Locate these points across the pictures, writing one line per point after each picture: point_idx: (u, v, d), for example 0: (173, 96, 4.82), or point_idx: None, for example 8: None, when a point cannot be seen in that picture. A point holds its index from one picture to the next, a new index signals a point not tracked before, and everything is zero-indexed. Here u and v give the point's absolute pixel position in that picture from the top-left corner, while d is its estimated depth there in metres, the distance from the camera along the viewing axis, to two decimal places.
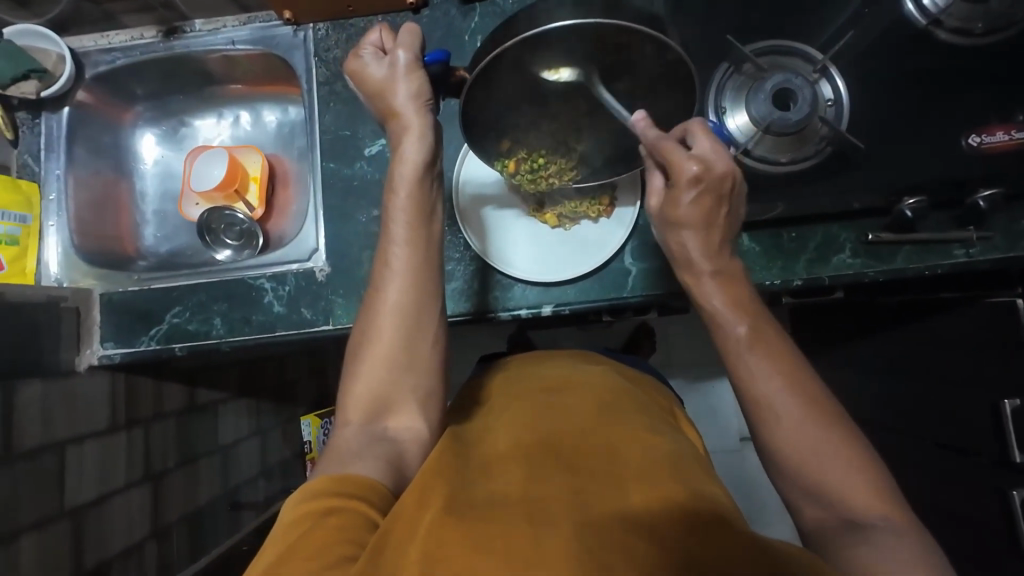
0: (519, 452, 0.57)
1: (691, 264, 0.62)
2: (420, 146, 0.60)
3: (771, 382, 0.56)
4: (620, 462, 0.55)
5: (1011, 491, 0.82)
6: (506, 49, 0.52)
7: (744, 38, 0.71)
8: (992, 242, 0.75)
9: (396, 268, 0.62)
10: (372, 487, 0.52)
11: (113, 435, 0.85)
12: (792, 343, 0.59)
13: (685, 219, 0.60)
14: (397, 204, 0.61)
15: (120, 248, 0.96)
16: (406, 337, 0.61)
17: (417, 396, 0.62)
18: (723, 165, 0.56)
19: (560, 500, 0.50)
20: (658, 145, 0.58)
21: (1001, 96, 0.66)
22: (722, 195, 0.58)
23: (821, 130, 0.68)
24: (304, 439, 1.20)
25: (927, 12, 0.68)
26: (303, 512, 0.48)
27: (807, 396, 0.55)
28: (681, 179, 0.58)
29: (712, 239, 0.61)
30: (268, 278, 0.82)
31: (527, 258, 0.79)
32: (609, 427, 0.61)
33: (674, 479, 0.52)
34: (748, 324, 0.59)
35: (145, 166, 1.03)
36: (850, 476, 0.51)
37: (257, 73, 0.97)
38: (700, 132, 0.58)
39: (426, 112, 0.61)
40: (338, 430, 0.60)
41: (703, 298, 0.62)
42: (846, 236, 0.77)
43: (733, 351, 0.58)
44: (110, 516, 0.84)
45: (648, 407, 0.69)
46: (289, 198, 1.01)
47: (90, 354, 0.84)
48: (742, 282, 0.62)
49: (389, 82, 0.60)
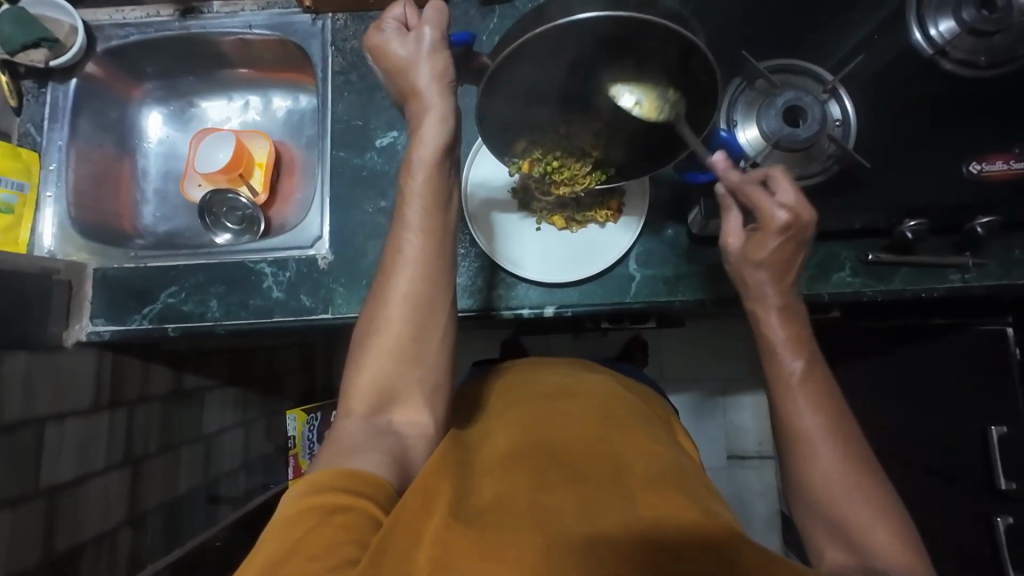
0: (525, 457, 0.57)
1: (761, 296, 0.63)
2: (439, 131, 0.60)
3: (815, 418, 0.59)
4: (626, 469, 0.56)
5: (996, 517, 0.84)
6: (535, 35, 0.50)
7: (759, 56, 0.74)
8: (987, 269, 0.77)
9: (407, 256, 0.61)
10: (376, 483, 0.51)
11: (97, 414, 0.83)
12: (836, 380, 0.62)
13: (767, 259, 0.61)
14: (414, 188, 0.61)
15: (118, 225, 0.94)
16: (415, 328, 0.61)
17: (424, 389, 0.61)
18: (809, 216, 0.59)
19: (567, 508, 0.50)
20: (742, 188, 0.61)
21: (1000, 127, 0.69)
22: (802, 242, 0.61)
23: (828, 148, 0.69)
24: (289, 434, 1.17)
25: (933, 43, 0.70)
26: (306, 507, 0.47)
27: (842, 432, 0.58)
28: (769, 225, 0.60)
29: (785, 278, 0.63)
30: (270, 262, 0.81)
31: (533, 257, 0.79)
32: (615, 435, 0.61)
33: (683, 491, 0.53)
34: (804, 358, 0.62)
35: (149, 144, 1.02)
36: (872, 523, 0.54)
37: (271, 59, 0.97)
38: (784, 181, 0.60)
39: (449, 94, 0.61)
40: (341, 420, 0.59)
41: (766, 328, 0.63)
42: (847, 255, 0.78)
43: (785, 384, 0.61)
44: (86, 499, 0.81)
45: (650, 417, 0.69)
46: (294, 186, 1.00)
47: (79, 330, 0.81)
48: (801, 320, 0.64)
49: (412, 59, 0.61)
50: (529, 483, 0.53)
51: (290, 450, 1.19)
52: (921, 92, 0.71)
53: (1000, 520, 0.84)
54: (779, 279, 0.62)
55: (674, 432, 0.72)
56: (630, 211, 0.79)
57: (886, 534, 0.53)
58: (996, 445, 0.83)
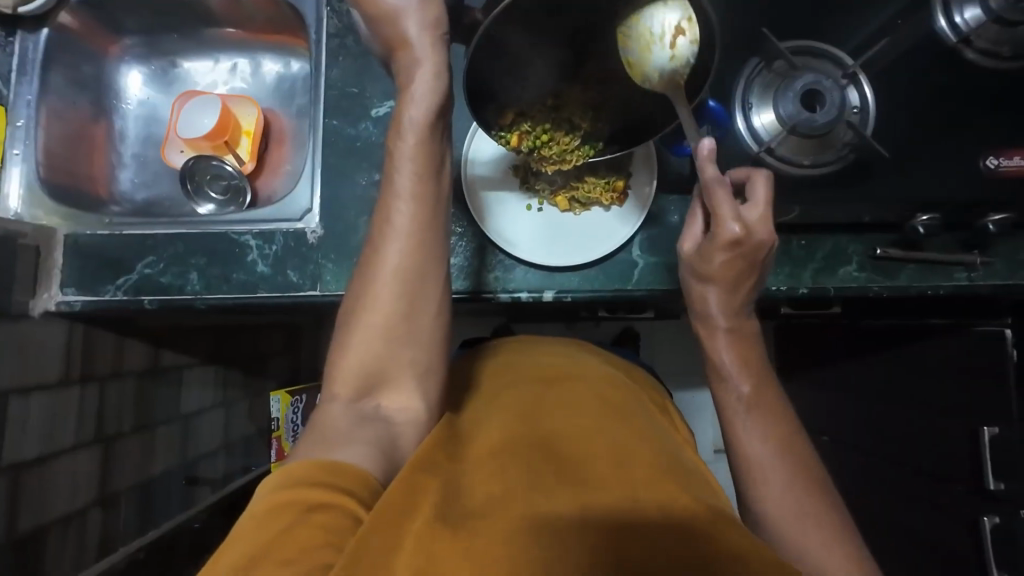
0: (515, 451, 0.54)
1: (708, 319, 0.66)
2: (430, 89, 0.57)
3: (763, 445, 0.59)
4: (623, 453, 0.53)
5: (983, 517, 0.85)
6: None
7: (778, 35, 0.70)
8: (994, 268, 0.75)
9: (397, 227, 0.58)
10: (359, 477, 0.48)
11: (66, 389, 0.78)
12: (792, 413, 0.63)
13: (715, 276, 0.63)
14: (403, 151, 0.58)
15: (91, 189, 0.88)
16: (406, 305, 0.58)
17: (415, 370, 0.58)
18: (763, 234, 0.59)
19: (562, 499, 0.47)
20: (713, 192, 0.58)
21: (1018, 120, 0.67)
22: (754, 263, 0.62)
23: (846, 136, 0.67)
24: (272, 415, 1.13)
25: (958, 30, 0.68)
26: (280, 503, 0.43)
27: (790, 455, 0.59)
28: (721, 237, 0.60)
29: (734, 297, 0.64)
30: (255, 234, 0.77)
31: (532, 238, 0.76)
32: (609, 421, 0.58)
33: (682, 479, 0.50)
34: (753, 384, 0.63)
35: (128, 105, 0.96)
36: (829, 548, 0.52)
37: (262, 18, 0.92)
38: (760, 186, 0.60)
39: (441, 45, 0.57)
40: (324, 404, 0.56)
41: (716, 353, 0.65)
42: (855, 249, 0.76)
43: (732, 407, 0.62)
44: (52, 478, 0.76)
45: (644, 401, 0.67)
46: (283, 157, 0.95)
47: (47, 299, 0.76)
48: (753, 344, 0.66)
49: (403, 8, 0.56)
50: (523, 476, 0.50)
51: (272, 432, 1.15)
52: (944, 81, 0.68)
53: (985, 520, 0.85)
54: (728, 310, 0.65)
55: (673, 421, 0.70)
56: (636, 194, 0.76)
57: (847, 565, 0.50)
58: (987, 445, 0.84)
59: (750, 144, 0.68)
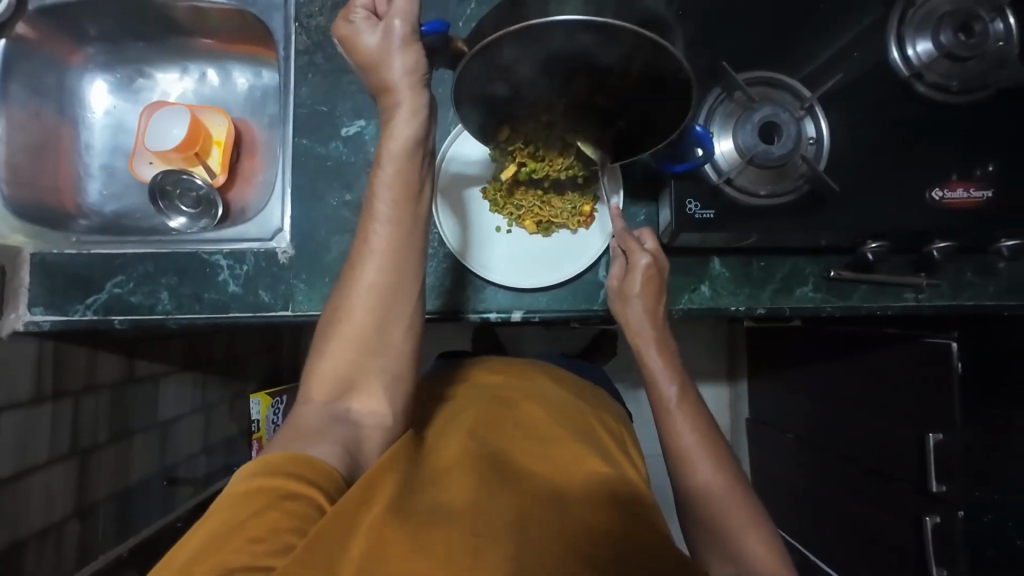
0: (469, 461, 0.59)
1: (639, 330, 0.70)
2: (412, 126, 0.59)
3: (689, 438, 0.65)
4: (560, 473, 0.60)
5: (925, 517, 0.89)
6: (501, 37, 0.47)
7: (738, 66, 0.72)
8: (939, 290, 0.80)
9: (373, 247, 0.61)
10: (327, 474, 0.52)
11: (39, 406, 0.78)
12: (713, 417, 0.68)
13: (636, 292, 0.70)
14: (382, 179, 0.60)
15: (57, 203, 0.87)
16: (380, 319, 0.61)
17: (385, 378, 0.62)
18: (665, 262, 0.71)
19: (502, 504, 0.53)
20: (623, 235, 0.72)
21: (963, 153, 0.71)
22: (664, 287, 0.71)
23: (801, 168, 0.70)
24: (252, 418, 1.15)
25: (910, 64, 0.71)
26: (256, 488, 0.48)
27: (717, 452, 0.64)
28: (635, 264, 0.70)
29: (657, 310, 0.71)
30: (225, 254, 0.77)
31: (501, 260, 0.77)
32: (556, 441, 0.65)
33: (613, 497, 0.57)
34: (679, 385, 0.69)
35: (94, 115, 0.94)
36: (746, 529, 0.59)
37: (230, 29, 0.90)
38: (651, 234, 0.73)
39: (422, 90, 0.59)
40: (300, 406, 0.60)
41: (647, 359, 0.70)
42: (811, 270, 0.79)
43: (666, 407, 0.67)
44: (25, 494, 0.77)
45: (592, 419, 0.73)
46: (255, 167, 0.95)
47: (15, 319, 0.76)
48: (675, 349, 0.72)
49: (382, 52, 0.57)
50: (471, 482, 0.56)
51: (253, 434, 1.16)
52: (895, 114, 0.71)
53: (929, 520, 0.89)
54: (651, 317, 0.70)
55: (622, 443, 0.74)
56: (603, 218, 0.78)
57: (764, 547, 0.58)
58: (933, 450, 0.87)
59: (710, 172, 0.70)
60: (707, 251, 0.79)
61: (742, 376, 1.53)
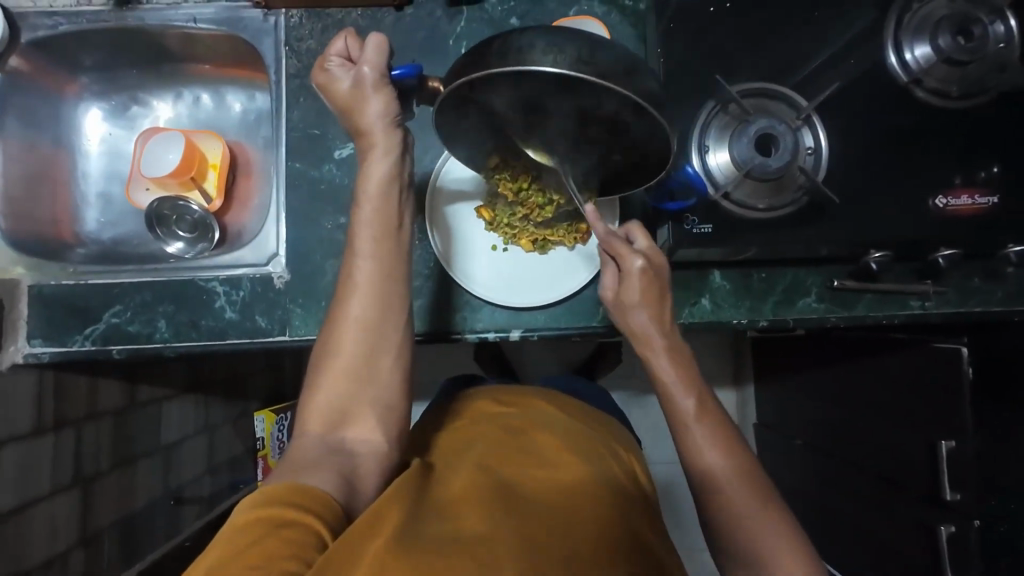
0: (476, 493, 0.58)
1: (648, 340, 0.65)
2: (387, 165, 0.62)
3: (711, 453, 0.61)
4: (569, 504, 0.59)
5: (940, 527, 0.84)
6: (472, 79, 0.51)
7: (731, 78, 0.71)
8: (946, 296, 0.78)
9: (358, 282, 0.62)
10: (325, 502, 0.51)
11: (40, 437, 0.79)
12: (731, 420, 0.64)
13: (636, 301, 0.64)
14: (363, 217, 0.62)
15: (55, 233, 0.87)
16: (367, 350, 0.62)
17: (377, 409, 0.62)
18: (660, 259, 0.64)
19: (510, 538, 0.52)
20: (607, 239, 0.64)
21: (965, 159, 0.69)
22: (665, 287, 0.64)
23: (800, 179, 0.68)
24: (257, 436, 1.14)
25: (908, 69, 0.70)
26: (253, 518, 0.47)
27: (742, 465, 0.60)
28: (630, 269, 0.63)
29: (663, 316, 0.65)
30: (221, 281, 0.77)
31: (498, 280, 0.77)
32: (565, 470, 0.64)
33: (624, 536, 0.56)
34: (696, 395, 0.64)
35: (89, 143, 0.95)
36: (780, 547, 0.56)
37: (221, 54, 0.90)
38: (639, 231, 0.66)
39: (395, 131, 0.62)
40: (297, 438, 0.60)
41: (659, 374, 0.65)
42: (813, 280, 0.78)
43: (683, 423, 0.63)
44: (29, 526, 0.77)
45: (600, 446, 0.72)
46: (251, 190, 0.94)
47: (15, 351, 0.76)
48: (689, 357, 0.66)
49: (357, 98, 0.60)
50: (478, 514, 0.55)
51: (257, 453, 1.16)
52: (893, 121, 0.70)
53: (943, 529, 0.84)
54: (661, 327, 0.65)
55: (634, 476, 0.71)
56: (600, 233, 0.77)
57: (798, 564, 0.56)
58: (945, 459, 0.83)
59: (707, 186, 0.69)
60: (707, 264, 0.77)
61: (749, 381, 1.50)
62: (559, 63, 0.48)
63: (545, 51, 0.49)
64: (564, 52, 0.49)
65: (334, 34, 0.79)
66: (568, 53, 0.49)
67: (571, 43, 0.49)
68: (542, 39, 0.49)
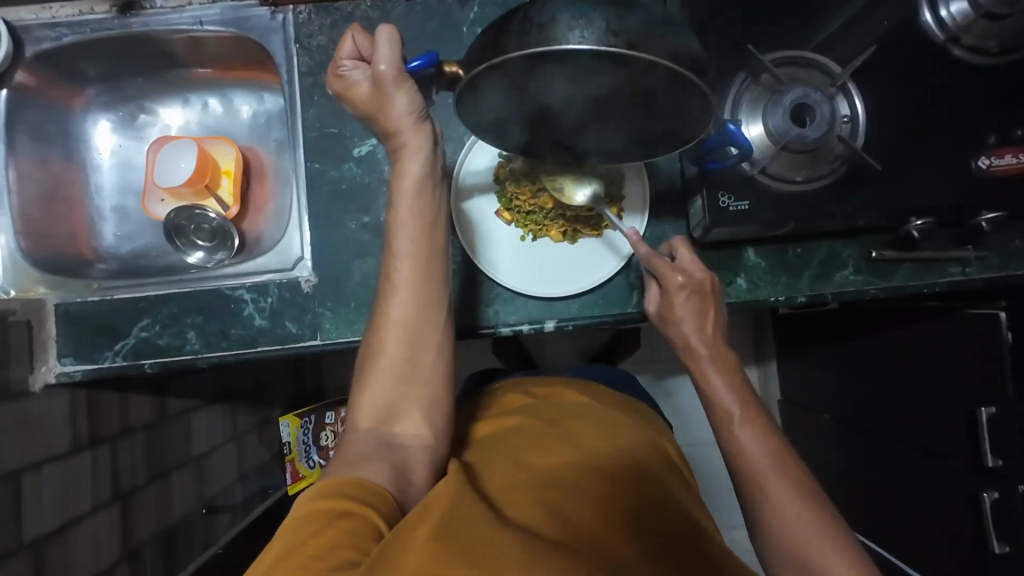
0: (523, 488, 0.56)
1: (692, 352, 0.66)
2: (421, 159, 0.61)
3: (760, 457, 0.60)
4: (615, 496, 0.56)
5: (982, 494, 0.82)
6: (496, 65, 0.50)
7: (762, 48, 0.69)
8: (987, 261, 0.76)
9: (400, 282, 0.62)
10: (382, 496, 0.51)
11: (77, 456, 0.78)
12: (784, 434, 0.63)
13: (681, 317, 0.66)
14: (401, 218, 0.62)
15: (74, 251, 0.86)
16: (411, 346, 0.61)
17: (423, 402, 0.61)
18: (703, 273, 0.66)
19: (559, 531, 0.51)
20: (649, 259, 0.67)
21: (1006, 116, 0.67)
22: (711, 298, 0.66)
23: (837, 148, 0.67)
24: (285, 440, 1.12)
25: (945, 27, 0.68)
26: (313, 509, 0.47)
27: (791, 473, 0.59)
28: (672, 286, 0.66)
29: (709, 329, 0.66)
30: (248, 288, 0.76)
31: (528, 270, 0.75)
32: (609, 459, 0.61)
33: (671, 535, 0.54)
34: (742, 401, 0.63)
35: (100, 156, 0.93)
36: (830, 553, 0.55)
37: (228, 56, 0.88)
38: (682, 248, 0.68)
39: (424, 124, 0.61)
40: (348, 434, 0.60)
41: (713, 393, 0.64)
42: (849, 253, 0.76)
43: (726, 427, 0.63)
44: (74, 544, 0.77)
45: (639, 432, 0.70)
46: (267, 194, 0.93)
47: (46, 371, 0.75)
48: (740, 370, 0.66)
49: (382, 99, 0.59)
50: (526, 511, 0.53)
51: (286, 457, 1.14)
52: (931, 82, 0.68)
53: (985, 496, 0.82)
54: (704, 339, 0.66)
55: (665, 457, 0.70)
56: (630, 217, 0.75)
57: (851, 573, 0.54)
58: (985, 426, 0.81)
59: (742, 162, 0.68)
60: (741, 241, 0.75)
61: (771, 358, 1.46)
62: (587, 39, 0.47)
63: (571, 25, 0.47)
64: (592, 24, 0.47)
65: (345, 28, 0.77)
66: (597, 25, 0.47)
67: (603, 16, 0.47)
68: (566, 9, 0.48)
